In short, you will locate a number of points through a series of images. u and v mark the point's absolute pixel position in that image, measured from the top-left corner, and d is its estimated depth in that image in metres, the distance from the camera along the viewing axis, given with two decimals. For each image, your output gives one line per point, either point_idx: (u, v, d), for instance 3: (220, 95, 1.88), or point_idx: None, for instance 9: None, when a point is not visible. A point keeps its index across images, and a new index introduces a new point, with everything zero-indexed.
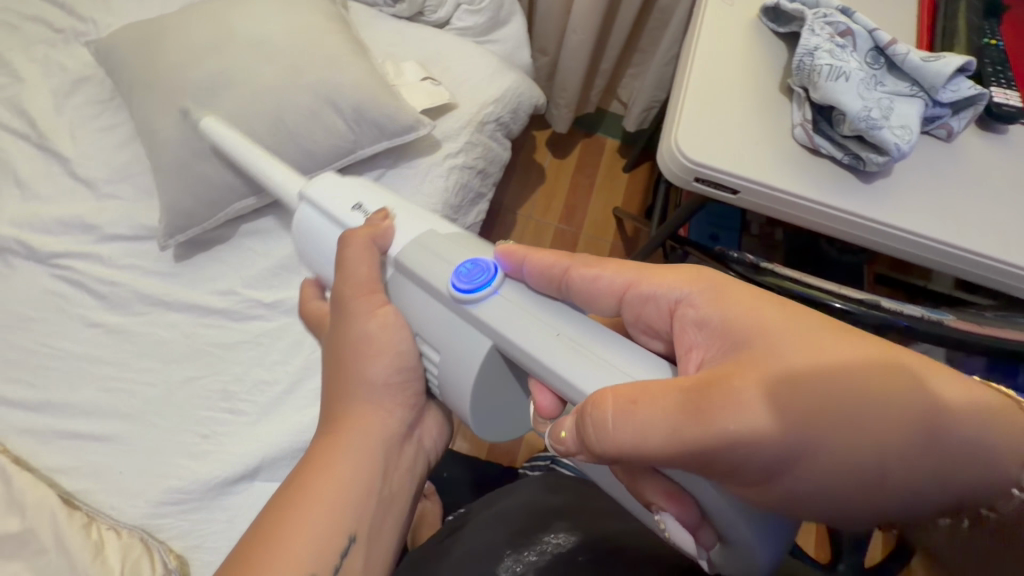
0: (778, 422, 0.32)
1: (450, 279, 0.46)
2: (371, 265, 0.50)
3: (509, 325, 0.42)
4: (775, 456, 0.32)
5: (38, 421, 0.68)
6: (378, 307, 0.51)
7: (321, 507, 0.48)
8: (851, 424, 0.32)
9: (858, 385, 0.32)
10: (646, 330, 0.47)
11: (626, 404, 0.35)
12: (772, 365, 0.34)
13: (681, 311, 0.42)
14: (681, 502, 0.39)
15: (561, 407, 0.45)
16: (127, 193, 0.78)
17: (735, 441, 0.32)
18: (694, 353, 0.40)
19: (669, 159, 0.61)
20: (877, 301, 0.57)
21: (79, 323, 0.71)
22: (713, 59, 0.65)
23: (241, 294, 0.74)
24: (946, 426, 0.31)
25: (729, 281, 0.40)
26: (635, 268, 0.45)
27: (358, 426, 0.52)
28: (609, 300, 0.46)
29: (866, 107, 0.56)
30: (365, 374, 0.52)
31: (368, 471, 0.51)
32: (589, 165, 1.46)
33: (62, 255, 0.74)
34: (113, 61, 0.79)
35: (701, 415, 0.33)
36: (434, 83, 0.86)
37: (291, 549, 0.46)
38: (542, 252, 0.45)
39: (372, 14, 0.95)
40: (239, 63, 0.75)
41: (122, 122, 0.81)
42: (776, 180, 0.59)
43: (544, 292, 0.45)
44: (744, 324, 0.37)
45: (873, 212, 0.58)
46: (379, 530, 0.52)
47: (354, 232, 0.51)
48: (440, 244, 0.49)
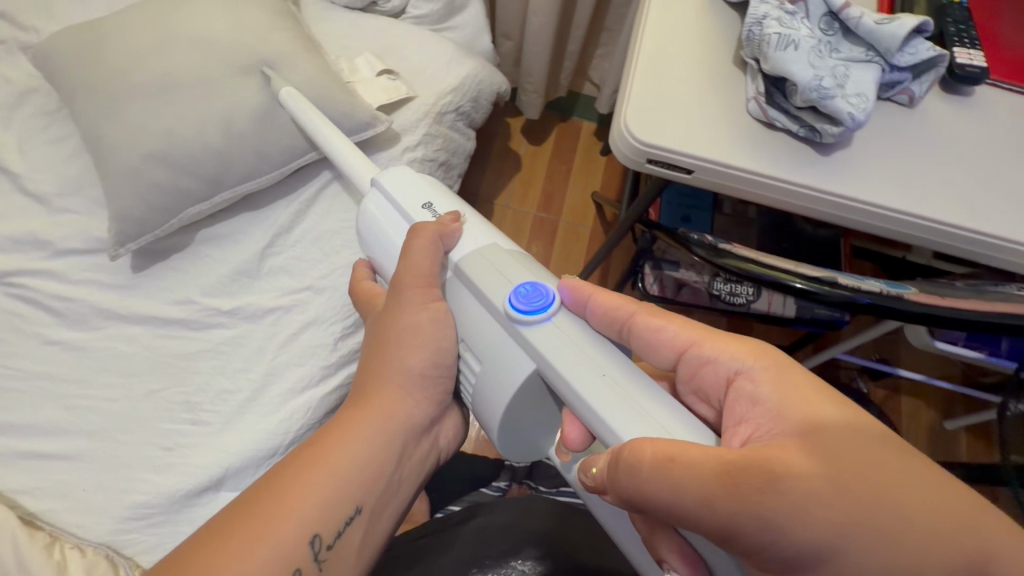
0: (822, 522, 0.30)
1: (507, 297, 0.45)
2: (434, 261, 0.50)
3: (556, 351, 0.42)
4: (806, 550, 0.31)
5: None
6: (429, 301, 0.51)
7: (335, 472, 0.45)
8: (893, 547, 0.30)
9: (910, 506, 0.30)
10: (695, 392, 0.44)
11: (664, 460, 0.34)
12: (824, 457, 0.32)
13: (738, 383, 0.40)
14: (693, 565, 0.39)
15: (588, 441, 0.45)
16: (79, 205, 0.76)
17: (767, 525, 0.31)
18: (743, 428, 0.38)
19: (620, 141, 0.59)
20: (833, 278, 0.55)
21: (35, 341, 0.70)
22: (665, 34, 0.62)
23: (200, 303, 0.73)
24: None
25: (795, 367, 0.38)
26: (702, 328, 0.43)
27: (388, 404, 0.50)
28: (669, 354, 0.44)
29: (817, 76, 0.54)
30: (404, 359, 0.50)
31: (388, 450, 0.49)
32: (566, 150, 1.44)
33: (14, 273, 0.72)
34: (56, 70, 0.76)
35: (743, 494, 0.31)
36: (391, 76, 0.84)
37: (300, 503, 0.43)
38: (610, 293, 0.45)
39: (325, 6, 0.92)
40: (184, 64, 0.72)
41: (71, 133, 0.79)
42: (729, 158, 0.57)
43: (603, 332, 0.45)
44: (805, 412, 0.35)
45: (828, 184, 0.57)
46: (383, 511, 0.49)
47: (423, 225, 0.51)
48: (501, 262, 0.49)
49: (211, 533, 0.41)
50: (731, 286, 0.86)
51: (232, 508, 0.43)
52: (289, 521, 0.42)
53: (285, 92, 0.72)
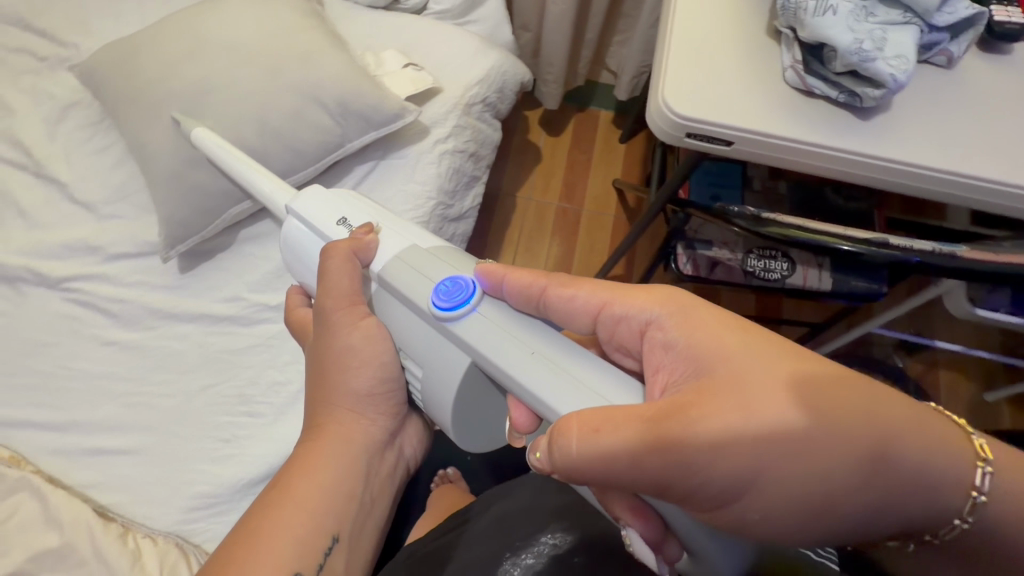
0: (737, 454, 0.33)
1: (430, 298, 0.46)
2: (353, 276, 0.51)
3: (487, 345, 0.43)
4: (732, 481, 0.33)
5: (65, 441, 0.69)
6: (358, 319, 0.52)
7: (304, 511, 0.50)
8: (807, 458, 0.33)
9: (815, 415, 0.33)
10: (619, 349, 0.46)
11: (590, 433, 0.35)
12: (734, 393, 0.35)
13: (651, 333, 0.41)
14: (645, 517, 0.39)
15: (536, 421, 0.47)
16: (126, 211, 0.79)
17: (692, 467, 0.33)
18: (660, 375, 0.40)
19: (658, 117, 0.59)
20: (884, 239, 0.55)
21: (95, 342, 0.73)
22: (695, 9, 0.62)
23: (247, 299, 0.75)
24: (895, 455, 0.34)
25: (698, 307, 0.40)
26: (609, 287, 0.44)
27: (338, 435, 0.54)
28: (585, 320, 0.45)
29: (857, 40, 0.54)
30: (347, 385, 0.53)
31: (351, 476, 0.54)
32: (584, 140, 1.44)
33: (71, 279, 0.75)
34: (96, 82, 0.79)
35: (665, 447, 0.33)
36: (416, 69, 0.85)
37: (271, 551, 0.48)
38: (520, 270, 0.45)
39: (347, 7, 0.94)
40: (216, 69, 0.74)
41: (114, 142, 0.82)
42: (770, 127, 0.57)
43: (522, 310, 0.45)
44: (711, 350, 0.38)
45: (872, 147, 0.57)
46: (359, 532, 0.55)
47: (336, 244, 0.52)
48: (419, 259, 0.50)
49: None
50: (765, 263, 0.88)
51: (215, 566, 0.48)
52: (269, 568, 0.47)
53: (201, 135, 0.70)
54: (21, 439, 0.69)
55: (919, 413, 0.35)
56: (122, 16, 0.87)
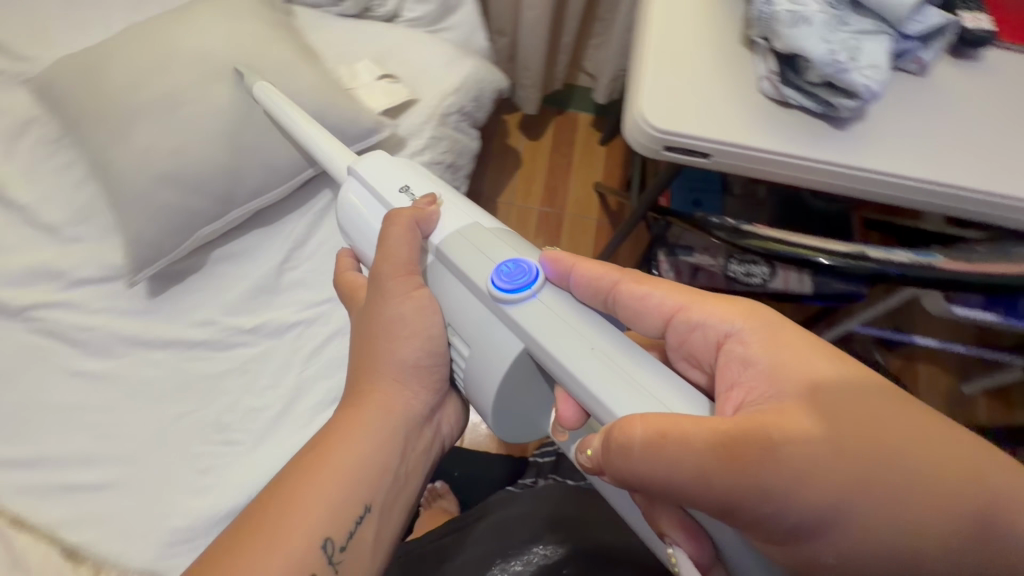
0: (816, 482, 0.31)
1: (489, 275, 0.45)
2: (412, 248, 0.50)
3: (547, 328, 0.41)
4: (804, 512, 0.31)
5: (31, 478, 0.66)
6: (412, 290, 0.51)
7: (340, 474, 0.49)
8: (893, 499, 0.31)
9: (905, 454, 0.31)
10: (687, 358, 0.45)
11: (657, 437, 0.34)
12: (818, 416, 0.33)
13: (729, 346, 0.40)
14: (695, 538, 0.37)
15: (582, 419, 0.45)
16: (90, 233, 0.75)
17: (763, 491, 0.31)
18: (735, 391, 0.38)
19: (635, 131, 0.59)
20: (862, 252, 0.54)
21: (60, 373, 0.70)
22: (669, 19, 0.62)
23: (221, 323, 0.72)
24: (1005, 527, 0.30)
25: (786, 325, 0.38)
26: (687, 292, 0.43)
27: (383, 403, 0.52)
28: (657, 320, 0.44)
29: (832, 51, 0.53)
30: (395, 354, 0.52)
31: (390, 446, 0.52)
32: (565, 143, 1.44)
33: (32, 307, 0.72)
34: (55, 98, 0.75)
35: (735, 465, 0.32)
36: (391, 80, 0.83)
37: (308, 511, 0.46)
38: (591, 262, 0.45)
39: (318, 15, 0.91)
40: (183, 83, 0.71)
41: (76, 161, 0.79)
42: (749, 140, 0.57)
43: (589, 303, 0.45)
44: (797, 372, 0.36)
45: (849, 157, 0.57)
46: (392, 505, 0.53)
47: (400, 210, 0.51)
48: (481, 238, 0.48)
49: (225, 549, 0.45)
50: (746, 268, 0.84)
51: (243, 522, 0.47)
52: (300, 531, 0.46)
53: (258, 88, 0.70)
54: None
55: None
56: (80, 28, 0.83)
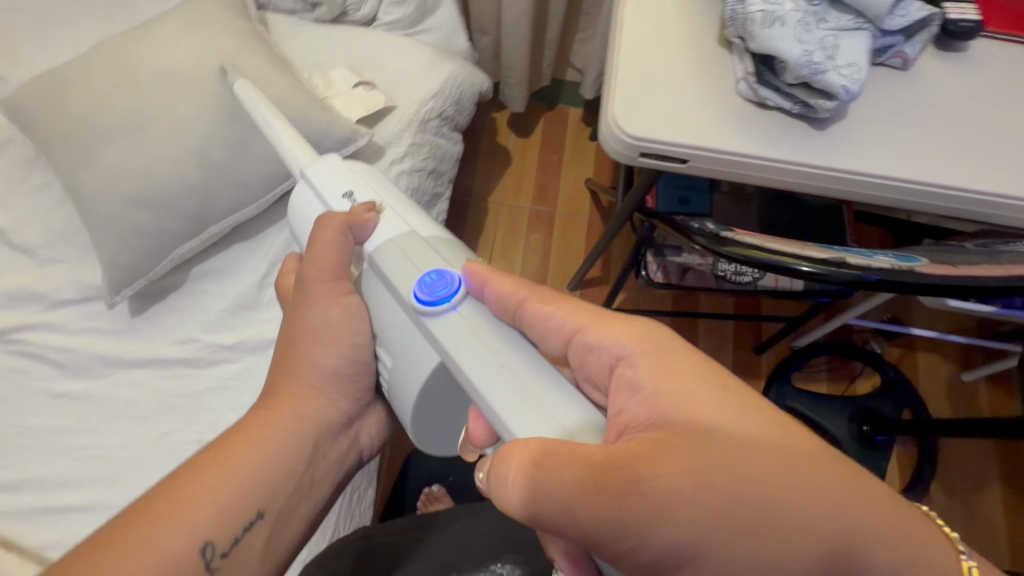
0: (680, 518, 0.32)
1: (413, 288, 0.47)
2: (342, 256, 0.52)
3: (456, 342, 0.43)
4: (669, 551, 0.32)
5: (17, 501, 0.66)
6: (340, 296, 0.53)
7: (235, 476, 0.49)
8: (755, 536, 0.32)
9: (769, 489, 0.33)
10: (587, 381, 0.43)
11: (530, 467, 0.34)
12: (691, 450, 0.33)
13: (619, 370, 0.40)
14: (576, 561, 0.41)
15: (494, 437, 0.45)
16: (69, 253, 0.75)
17: (629, 530, 0.32)
18: (622, 417, 0.37)
19: (609, 138, 0.57)
20: (843, 259, 0.53)
21: (43, 395, 0.70)
22: (643, 20, 0.60)
23: (202, 341, 0.72)
24: (846, 553, 0.33)
25: (675, 349, 0.39)
26: (590, 313, 0.42)
27: (295, 407, 0.54)
28: (557, 341, 0.43)
29: (807, 51, 0.51)
30: (314, 360, 0.54)
31: (293, 453, 0.53)
32: (554, 140, 1.42)
33: (14, 329, 0.72)
34: (25, 119, 0.74)
35: (603, 500, 0.32)
36: (367, 88, 0.82)
37: (193, 509, 0.46)
38: (504, 278, 0.44)
39: (293, 22, 0.90)
40: (153, 101, 0.70)
41: (53, 181, 0.78)
42: (726, 144, 0.55)
43: (499, 317, 0.44)
44: (677, 400, 0.36)
45: (831, 159, 0.55)
46: (289, 514, 0.52)
47: (333, 215, 0.52)
48: (412, 249, 0.50)
49: (99, 545, 0.43)
50: (736, 267, 0.87)
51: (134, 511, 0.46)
52: (181, 531, 0.45)
53: (240, 84, 0.68)
54: None
55: (886, 514, 0.34)
56: (54, 46, 0.83)
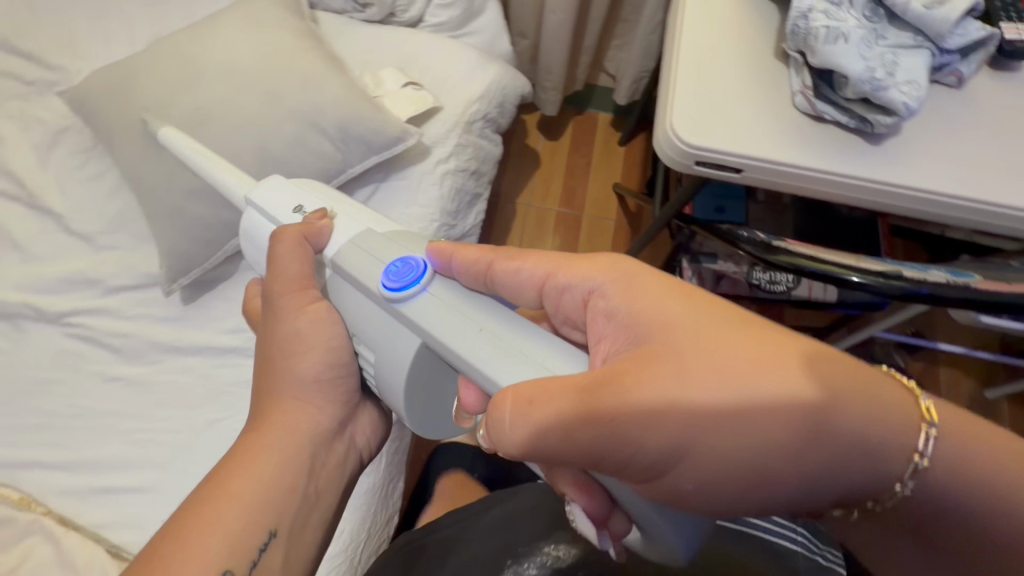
0: (669, 421, 0.33)
1: (380, 281, 0.46)
2: (304, 261, 0.52)
3: (434, 322, 0.43)
4: (665, 451, 0.34)
5: (73, 480, 0.68)
6: (305, 305, 0.53)
7: (238, 504, 0.49)
8: (743, 425, 0.33)
9: (746, 380, 0.33)
10: (566, 322, 0.46)
11: (523, 405, 0.35)
12: (670, 360, 0.35)
13: (593, 302, 0.42)
14: (589, 493, 0.42)
15: (485, 402, 0.44)
16: (124, 241, 0.77)
17: (625, 437, 0.34)
18: (602, 344, 0.40)
19: (665, 145, 0.59)
20: (900, 271, 0.54)
21: (98, 378, 0.72)
22: (699, 33, 0.62)
23: (252, 331, 0.74)
24: (840, 419, 0.33)
25: (639, 272, 0.41)
26: (553, 259, 0.45)
27: (284, 422, 0.54)
28: (531, 292, 0.46)
29: (870, 67, 0.52)
30: (294, 370, 0.54)
31: (294, 468, 0.53)
32: (583, 144, 1.43)
33: (72, 313, 0.74)
34: (87, 111, 0.76)
35: (596, 415, 0.34)
36: (416, 88, 0.83)
37: (202, 544, 0.46)
38: (467, 248, 0.45)
39: (342, 22, 0.92)
40: (212, 96, 0.72)
41: (109, 169, 0.80)
42: (782, 155, 0.57)
43: (472, 288, 0.45)
44: (650, 318, 0.38)
45: (886, 173, 0.56)
46: (302, 529, 0.53)
47: (287, 228, 0.53)
48: (372, 243, 0.50)
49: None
50: (771, 275, 0.88)
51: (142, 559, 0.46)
52: (195, 566, 0.46)
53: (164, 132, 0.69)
54: (25, 481, 0.68)
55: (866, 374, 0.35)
56: (112, 38, 0.85)
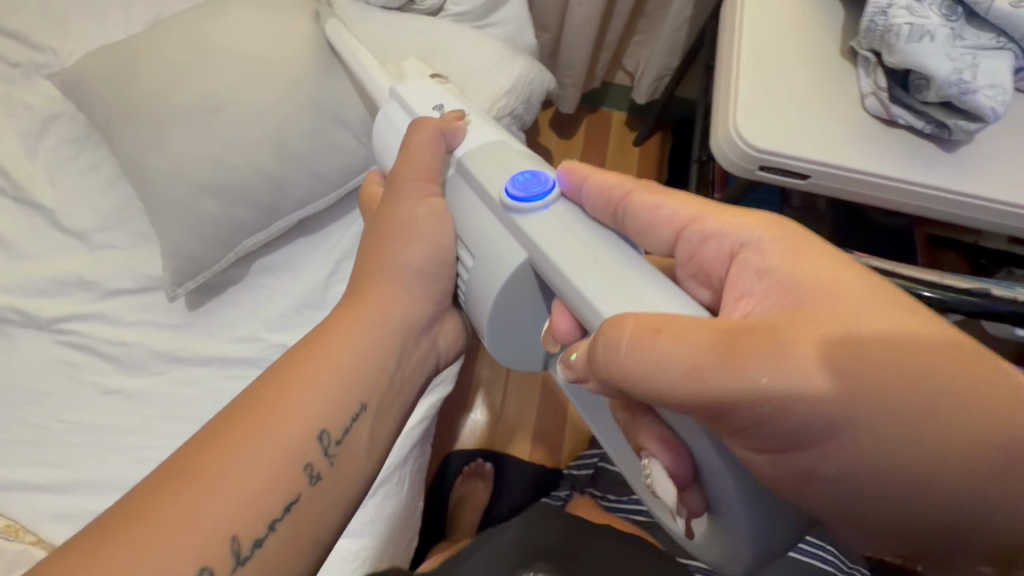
0: (826, 384, 0.31)
1: (505, 184, 0.46)
2: (434, 157, 0.52)
3: (547, 232, 0.43)
4: (806, 419, 0.31)
5: (67, 504, 0.61)
6: (424, 196, 0.52)
7: (336, 366, 0.48)
8: (893, 403, 0.31)
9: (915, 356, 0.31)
10: (696, 276, 0.44)
11: (648, 333, 0.34)
12: (835, 324, 0.32)
13: (743, 255, 0.39)
14: (674, 452, 0.38)
15: (577, 333, 0.44)
16: (122, 240, 0.71)
17: (766, 394, 0.31)
18: (744, 302, 0.37)
19: (727, 147, 0.55)
20: (986, 289, 0.52)
21: (94, 390, 0.66)
22: (758, 29, 0.57)
23: (266, 339, 0.68)
24: (1009, 445, 0.30)
25: (805, 239, 0.37)
26: (701, 203, 0.42)
27: (381, 305, 0.52)
28: (666, 232, 0.43)
29: (957, 69, 0.49)
30: (399, 258, 0.52)
31: (386, 350, 0.51)
32: (597, 143, 1.39)
33: (64, 319, 0.67)
34: (82, 95, 0.69)
35: (735, 362, 0.31)
36: (441, 78, 0.77)
37: (294, 405, 0.45)
38: (605, 173, 0.45)
39: (358, 7, 0.86)
40: (226, 82, 0.66)
41: (105, 160, 0.73)
42: (854, 161, 0.53)
43: (598, 216, 0.45)
44: (810, 277, 0.35)
45: (963, 184, 0.53)
46: (389, 409, 0.51)
47: (428, 121, 0.53)
48: (502, 157, 0.50)
49: (214, 432, 0.43)
50: None
51: (245, 401, 0.45)
52: (298, 415, 0.45)
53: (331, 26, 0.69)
54: (11, 505, 0.61)
55: None
56: (108, 17, 0.78)
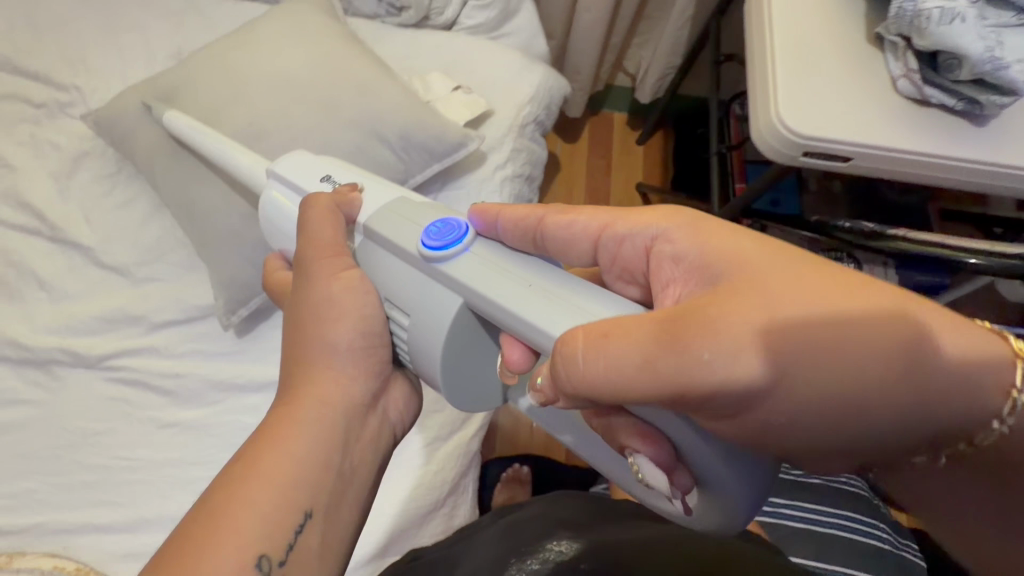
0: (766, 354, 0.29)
1: (418, 239, 0.42)
2: (337, 227, 0.47)
3: (475, 280, 0.38)
4: (756, 386, 0.30)
5: (137, 542, 0.61)
6: (339, 271, 0.47)
7: (269, 481, 0.40)
8: (830, 354, 0.30)
9: (835, 302, 0.31)
10: (621, 276, 0.44)
11: (597, 338, 0.31)
12: (760, 296, 0.31)
13: (658, 248, 0.38)
14: (654, 441, 0.36)
15: (531, 360, 0.40)
16: (165, 272, 0.70)
17: (713, 369, 0.29)
18: (673, 289, 0.37)
19: (770, 136, 0.56)
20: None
21: (151, 425, 0.65)
22: (790, 22, 0.60)
23: None
24: (942, 358, 0.30)
25: (708, 217, 0.37)
26: (611, 209, 0.42)
27: (316, 396, 0.45)
28: (586, 244, 0.43)
29: (989, 47, 0.51)
30: (325, 338, 0.46)
31: (327, 443, 0.44)
32: (600, 145, 1.41)
33: (113, 355, 0.66)
34: (117, 130, 0.70)
35: (677, 343, 0.30)
36: (467, 91, 0.79)
37: (234, 529, 0.38)
38: (514, 207, 0.43)
39: (376, 27, 0.88)
40: (263, 109, 0.67)
41: (139, 194, 0.73)
42: (894, 141, 0.55)
43: (521, 248, 0.42)
44: (727, 253, 0.34)
45: (998, 155, 0.55)
46: (342, 508, 0.44)
47: (317, 197, 0.49)
48: (408, 210, 0.46)
49: None
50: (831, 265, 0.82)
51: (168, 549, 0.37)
52: (228, 550, 0.37)
53: (170, 116, 0.66)
54: (79, 549, 0.60)
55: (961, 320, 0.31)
56: (130, 52, 0.78)
